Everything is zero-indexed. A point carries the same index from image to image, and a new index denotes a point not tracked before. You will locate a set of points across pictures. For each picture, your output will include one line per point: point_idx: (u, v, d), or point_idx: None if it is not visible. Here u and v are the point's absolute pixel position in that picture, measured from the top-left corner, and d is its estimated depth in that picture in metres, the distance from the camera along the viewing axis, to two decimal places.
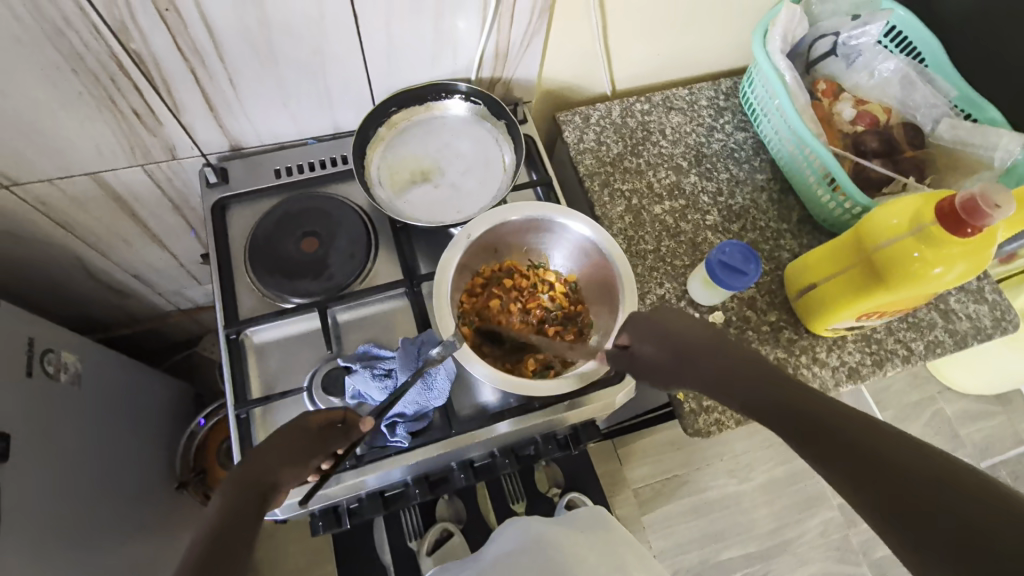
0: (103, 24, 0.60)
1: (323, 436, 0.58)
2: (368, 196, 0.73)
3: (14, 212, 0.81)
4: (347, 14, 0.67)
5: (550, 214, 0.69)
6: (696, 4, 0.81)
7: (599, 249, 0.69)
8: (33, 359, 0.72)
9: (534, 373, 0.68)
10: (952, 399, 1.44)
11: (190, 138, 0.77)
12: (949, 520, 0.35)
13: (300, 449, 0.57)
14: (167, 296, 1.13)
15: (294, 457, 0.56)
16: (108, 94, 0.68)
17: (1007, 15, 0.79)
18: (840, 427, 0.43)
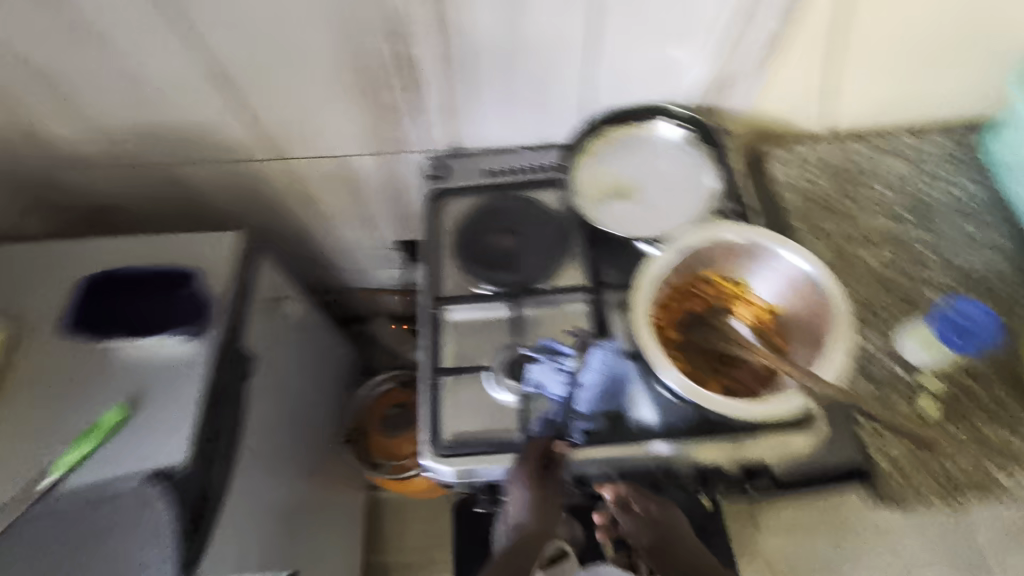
0: (393, 26, 0.71)
1: (552, 475, 0.66)
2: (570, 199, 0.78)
3: (274, 182, 0.97)
4: (586, 30, 0.73)
5: (766, 241, 0.68)
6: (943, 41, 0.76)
7: (811, 287, 0.67)
8: (274, 304, 0.86)
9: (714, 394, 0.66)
10: None
11: (422, 133, 0.88)
12: None
13: (542, 503, 0.65)
14: (357, 273, 1.28)
15: (546, 509, 0.66)
16: (373, 89, 0.80)
17: None
18: None
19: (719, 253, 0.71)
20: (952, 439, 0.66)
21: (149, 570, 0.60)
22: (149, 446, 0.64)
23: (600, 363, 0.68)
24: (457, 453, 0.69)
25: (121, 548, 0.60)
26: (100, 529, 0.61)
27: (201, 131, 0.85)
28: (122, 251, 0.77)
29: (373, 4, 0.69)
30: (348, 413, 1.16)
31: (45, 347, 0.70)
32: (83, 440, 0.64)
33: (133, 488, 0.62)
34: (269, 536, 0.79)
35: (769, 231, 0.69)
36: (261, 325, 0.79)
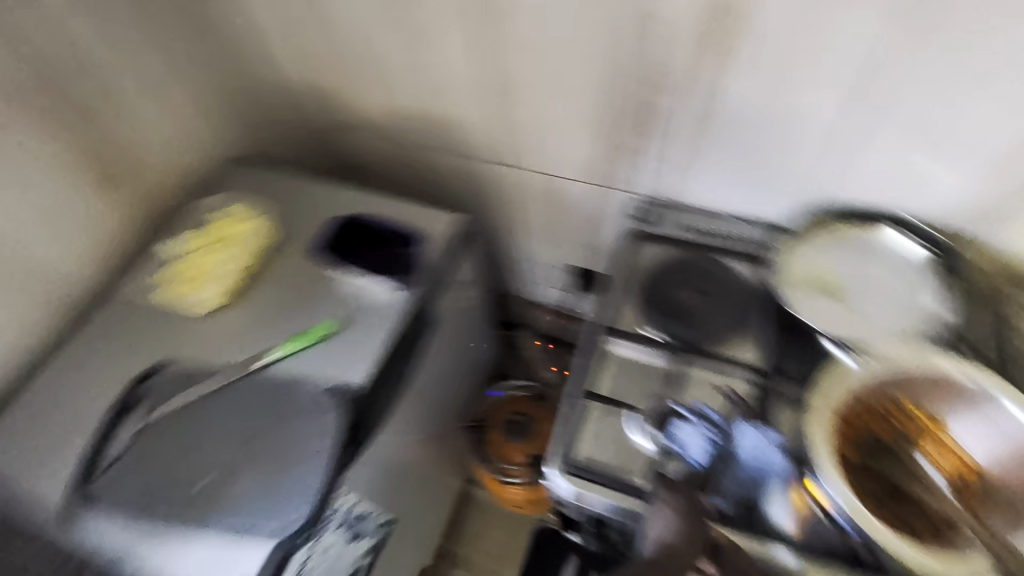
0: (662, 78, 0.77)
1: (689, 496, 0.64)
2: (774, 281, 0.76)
3: (494, 186, 1.09)
4: (848, 121, 0.73)
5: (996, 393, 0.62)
6: None
7: None
8: (462, 287, 0.96)
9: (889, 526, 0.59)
10: None
11: (641, 177, 0.92)
12: None
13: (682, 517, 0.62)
14: (526, 284, 1.38)
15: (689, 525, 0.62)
16: (615, 129, 0.87)
17: None
18: None
19: (928, 384, 0.64)
20: None
21: (310, 462, 0.70)
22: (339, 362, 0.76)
23: (750, 442, 0.67)
24: (582, 476, 0.70)
25: (291, 433, 0.72)
26: (282, 413, 0.74)
27: (458, 126, 0.99)
28: (365, 203, 0.92)
29: (653, 56, 0.75)
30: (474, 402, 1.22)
31: (292, 259, 0.87)
32: (296, 339, 0.78)
33: (314, 391, 0.74)
34: (388, 478, 0.88)
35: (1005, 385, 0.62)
36: (446, 298, 0.90)
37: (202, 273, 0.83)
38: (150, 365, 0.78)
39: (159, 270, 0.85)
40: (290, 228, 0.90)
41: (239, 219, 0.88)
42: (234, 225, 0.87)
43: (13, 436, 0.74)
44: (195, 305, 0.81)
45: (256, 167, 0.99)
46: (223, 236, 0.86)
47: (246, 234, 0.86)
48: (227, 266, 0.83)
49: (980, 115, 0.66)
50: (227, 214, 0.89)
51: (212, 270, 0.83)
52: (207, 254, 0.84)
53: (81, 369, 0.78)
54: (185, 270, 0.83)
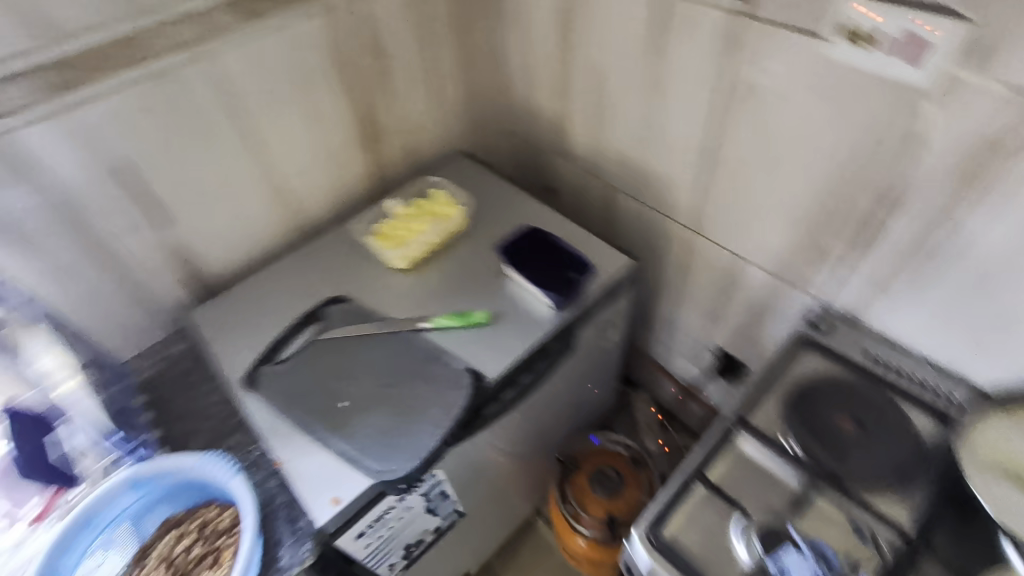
0: (892, 197, 0.72)
1: None
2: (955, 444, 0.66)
3: (673, 244, 1.11)
4: None
5: None
6: None
7: None
8: (607, 327, 0.99)
9: None
10: None
11: (831, 286, 0.86)
12: None
13: None
14: (665, 348, 1.36)
15: None
16: (819, 232, 0.82)
17: None
18: None
19: None
20: None
21: (425, 425, 0.76)
22: (483, 353, 0.83)
23: None
24: (666, 553, 0.67)
25: (421, 396, 0.78)
26: (419, 373, 0.81)
27: (660, 182, 1.03)
28: (551, 222, 0.99)
29: (892, 171, 0.70)
30: (571, 439, 1.21)
31: (474, 252, 0.97)
32: (457, 318, 0.85)
33: (454, 369, 0.80)
34: (477, 475, 0.92)
35: None
36: (589, 332, 0.92)
37: (403, 232, 0.96)
38: (335, 295, 0.92)
39: (367, 223, 1.00)
40: (483, 223, 1.01)
41: (444, 198, 1.01)
42: (438, 201, 1.00)
43: (225, 310, 0.92)
44: (389, 257, 0.93)
45: (473, 164, 1.13)
46: (428, 208, 0.99)
47: (446, 210, 0.98)
48: (424, 232, 0.95)
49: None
50: (434, 193, 1.02)
51: (411, 231, 0.95)
52: (411, 219, 0.97)
53: (289, 280, 0.95)
54: (390, 226, 0.97)
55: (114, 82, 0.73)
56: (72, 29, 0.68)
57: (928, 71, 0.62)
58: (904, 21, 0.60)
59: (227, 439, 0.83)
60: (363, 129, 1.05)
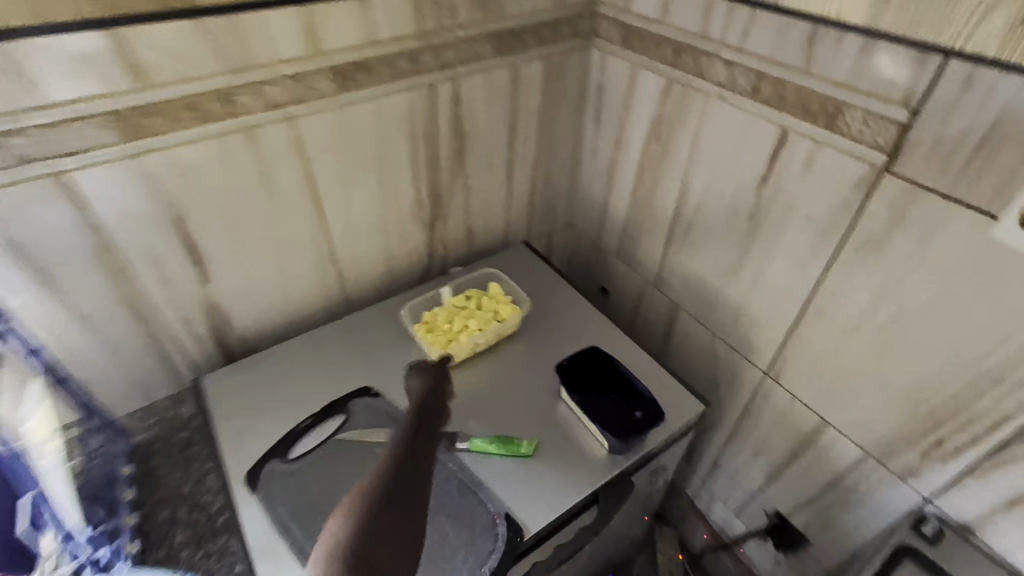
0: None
1: None
2: None
3: (742, 385, 0.99)
4: None
5: None
6: None
7: None
8: (659, 468, 0.86)
9: None
10: None
11: (949, 486, 0.72)
12: (408, 524, 0.66)
13: None
14: (706, 488, 1.21)
15: None
16: (943, 422, 0.70)
17: None
18: (407, 516, 0.66)
19: None
20: None
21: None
22: (524, 495, 0.71)
23: None
24: None
25: (444, 540, 0.66)
26: (447, 507, 0.69)
27: (743, 317, 0.93)
28: (615, 342, 0.89)
29: None
30: None
31: (523, 361, 0.87)
32: (495, 443, 0.75)
33: (488, 512, 0.69)
34: None
35: None
36: (641, 474, 0.81)
37: (453, 326, 0.86)
38: (361, 386, 0.82)
39: (412, 307, 0.92)
40: (541, 329, 0.91)
41: (501, 291, 0.92)
42: (494, 295, 0.91)
43: (242, 381, 0.83)
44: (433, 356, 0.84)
45: (537, 259, 1.05)
46: (483, 301, 0.90)
47: (500, 305, 0.89)
48: (476, 329, 0.86)
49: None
50: (490, 284, 0.94)
51: (461, 326, 0.86)
52: (463, 313, 0.88)
53: (319, 358, 0.86)
54: (439, 316, 0.88)
55: (184, 135, 0.68)
56: (160, 79, 0.64)
57: None
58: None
59: (211, 540, 0.73)
60: (429, 207, 0.99)
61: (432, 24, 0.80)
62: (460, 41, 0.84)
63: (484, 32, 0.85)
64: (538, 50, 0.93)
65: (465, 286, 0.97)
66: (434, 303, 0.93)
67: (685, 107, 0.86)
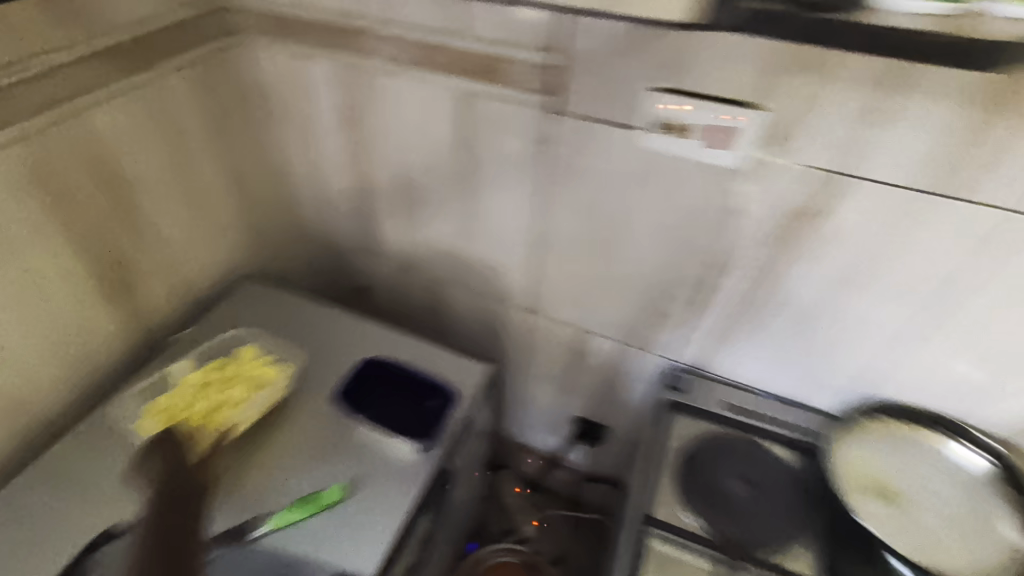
0: (722, 262, 0.75)
1: None
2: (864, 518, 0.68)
3: (515, 327, 1.05)
4: (900, 331, 0.71)
5: None
6: None
7: None
8: (473, 441, 0.90)
9: None
10: None
11: (676, 346, 0.88)
12: None
13: None
14: (519, 425, 1.30)
15: None
16: (657, 298, 0.84)
17: None
18: None
19: None
20: None
21: None
22: (347, 542, 0.66)
23: None
24: None
25: None
26: None
27: (491, 268, 0.97)
28: (387, 341, 0.85)
29: (711, 242, 0.74)
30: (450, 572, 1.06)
31: (298, 405, 0.78)
32: (297, 507, 0.67)
33: None
34: None
35: None
36: (461, 458, 0.84)
37: (206, 409, 0.74)
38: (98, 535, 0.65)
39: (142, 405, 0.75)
40: (307, 361, 0.82)
41: (257, 354, 0.81)
42: (247, 363, 0.80)
43: None
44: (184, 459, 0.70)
45: (274, 288, 0.93)
46: (235, 374, 0.78)
47: (260, 368, 0.79)
48: (234, 409, 0.74)
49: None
50: (239, 348, 0.83)
51: (212, 412, 0.74)
52: (212, 394, 0.76)
53: (24, 528, 0.66)
54: (180, 408, 0.74)
55: None
56: None
57: (743, 157, 0.65)
58: (711, 117, 0.63)
59: None
60: (107, 274, 0.79)
61: (3, 55, 0.60)
62: (60, 70, 0.65)
63: (89, 48, 0.68)
64: (183, 55, 0.78)
65: (203, 355, 0.82)
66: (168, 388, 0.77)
67: (365, 86, 0.83)
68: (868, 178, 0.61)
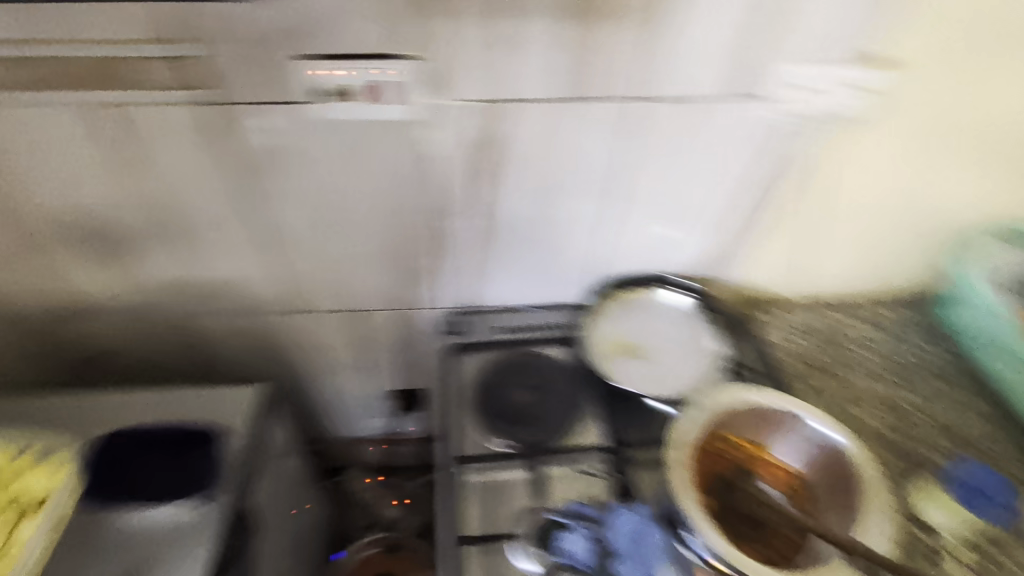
0: (442, 206, 0.79)
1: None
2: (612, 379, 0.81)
3: (288, 333, 0.99)
4: (600, 215, 0.82)
5: (794, 410, 0.69)
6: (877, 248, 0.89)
7: (829, 444, 0.67)
8: (279, 462, 0.87)
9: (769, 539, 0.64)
10: None
11: (441, 293, 0.92)
12: None
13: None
14: (345, 423, 1.25)
15: None
16: (404, 255, 0.86)
17: None
18: None
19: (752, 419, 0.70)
20: None
21: None
22: None
23: (632, 530, 0.66)
24: None
25: None
26: None
27: (232, 284, 0.89)
28: (139, 405, 0.78)
29: (426, 189, 0.77)
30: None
31: None
32: None
33: None
34: None
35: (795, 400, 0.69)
36: (266, 488, 0.80)
37: None
38: None
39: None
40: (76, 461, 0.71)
41: (9, 465, 0.68)
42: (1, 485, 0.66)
43: None
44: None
45: None
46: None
47: (27, 481, 0.67)
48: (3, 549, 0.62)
49: (703, 183, 0.80)
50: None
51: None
52: None
53: None
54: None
55: None
56: None
57: (411, 105, 0.68)
58: (363, 73, 0.64)
59: None
60: None
61: None
62: None
63: None
64: None
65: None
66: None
67: None
68: (523, 99, 0.69)
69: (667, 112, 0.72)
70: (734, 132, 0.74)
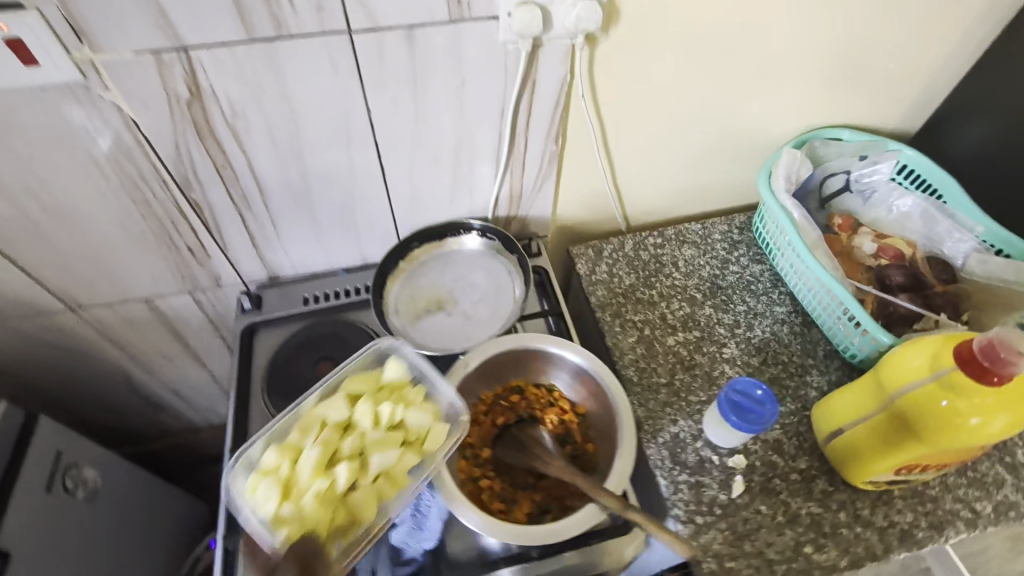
0: (185, 177, 0.68)
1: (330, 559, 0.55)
2: (386, 330, 0.78)
3: (80, 332, 0.89)
4: (375, 166, 0.74)
5: (546, 345, 0.69)
6: (671, 160, 0.88)
7: (596, 379, 0.68)
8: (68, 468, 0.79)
9: (542, 491, 0.65)
10: (1001, 558, 1.32)
11: (234, 267, 0.84)
12: None
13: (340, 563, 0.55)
14: (202, 414, 1.15)
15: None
16: (168, 233, 0.75)
17: (1011, 161, 0.81)
18: None
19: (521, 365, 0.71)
20: (767, 522, 0.67)
21: None
22: None
23: None
24: None
25: None
26: None
27: None
28: None
29: (155, 159, 0.65)
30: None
31: None
32: None
33: None
34: None
35: (549, 336, 0.70)
36: (37, 512, 0.71)
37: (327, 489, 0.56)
38: None
39: (310, 448, 0.58)
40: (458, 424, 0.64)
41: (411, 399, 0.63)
42: (410, 409, 0.63)
43: None
44: (298, 534, 0.54)
45: None
46: (381, 424, 0.61)
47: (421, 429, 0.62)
48: (389, 476, 0.59)
49: (472, 118, 0.70)
50: (386, 370, 0.65)
51: (353, 473, 0.57)
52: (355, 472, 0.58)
53: None
54: (314, 460, 0.57)
55: None
56: None
57: (76, 65, 0.54)
58: None
59: None
60: None
61: None
62: None
63: None
64: None
65: (346, 383, 0.64)
66: (336, 426, 0.61)
67: None
68: (204, 45, 0.56)
69: (394, 41, 0.60)
70: (484, 57, 0.63)
